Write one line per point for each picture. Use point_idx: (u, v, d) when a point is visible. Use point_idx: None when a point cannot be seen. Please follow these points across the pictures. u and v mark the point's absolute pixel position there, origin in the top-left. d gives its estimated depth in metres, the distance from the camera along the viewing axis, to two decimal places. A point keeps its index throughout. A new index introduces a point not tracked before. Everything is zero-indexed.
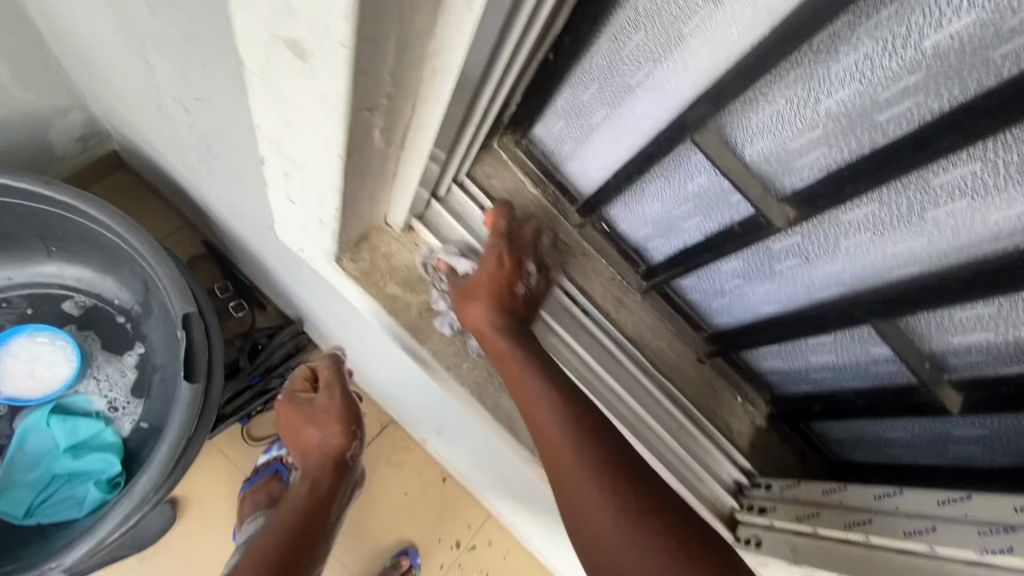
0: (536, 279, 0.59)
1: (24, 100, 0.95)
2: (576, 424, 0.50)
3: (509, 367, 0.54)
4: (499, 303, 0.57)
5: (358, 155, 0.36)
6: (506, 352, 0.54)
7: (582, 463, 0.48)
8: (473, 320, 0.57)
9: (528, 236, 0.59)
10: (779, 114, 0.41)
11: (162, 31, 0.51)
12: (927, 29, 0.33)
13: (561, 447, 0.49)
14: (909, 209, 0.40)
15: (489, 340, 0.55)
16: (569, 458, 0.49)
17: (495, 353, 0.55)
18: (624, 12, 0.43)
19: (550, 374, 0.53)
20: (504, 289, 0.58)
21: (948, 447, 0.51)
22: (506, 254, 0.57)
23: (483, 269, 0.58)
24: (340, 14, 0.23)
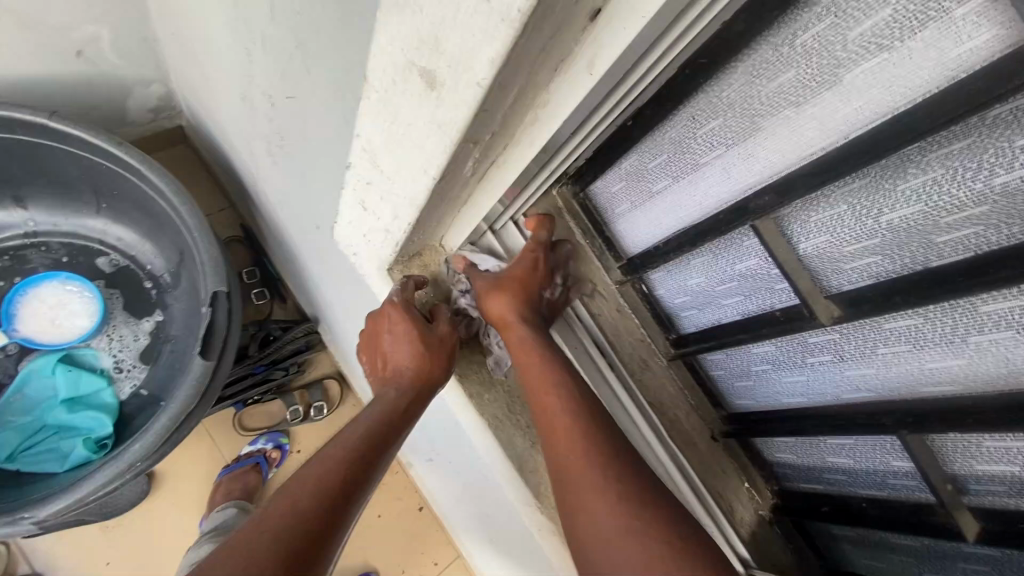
0: (559, 292, 0.64)
1: (114, 64, 1.01)
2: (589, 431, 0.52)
3: (526, 360, 0.57)
4: (526, 302, 0.60)
5: (448, 180, 0.38)
6: (524, 346, 0.58)
7: (601, 474, 0.49)
8: (494, 313, 0.61)
9: (559, 255, 0.62)
10: (839, 217, 0.43)
11: (275, 32, 0.55)
12: (999, 168, 0.35)
13: (568, 438, 0.52)
14: (954, 330, 0.42)
15: (511, 336, 0.59)
16: (574, 449, 0.51)
17: (514, 349, 0.59)
18: (706, 98, 0.46)
19: (568, 383, 0.55)
20: (532, 292, 0.60)
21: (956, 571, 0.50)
22: (540, 261, 0.59)
23: (514, 268, 0.60)
24: (486, 61, 0.26)
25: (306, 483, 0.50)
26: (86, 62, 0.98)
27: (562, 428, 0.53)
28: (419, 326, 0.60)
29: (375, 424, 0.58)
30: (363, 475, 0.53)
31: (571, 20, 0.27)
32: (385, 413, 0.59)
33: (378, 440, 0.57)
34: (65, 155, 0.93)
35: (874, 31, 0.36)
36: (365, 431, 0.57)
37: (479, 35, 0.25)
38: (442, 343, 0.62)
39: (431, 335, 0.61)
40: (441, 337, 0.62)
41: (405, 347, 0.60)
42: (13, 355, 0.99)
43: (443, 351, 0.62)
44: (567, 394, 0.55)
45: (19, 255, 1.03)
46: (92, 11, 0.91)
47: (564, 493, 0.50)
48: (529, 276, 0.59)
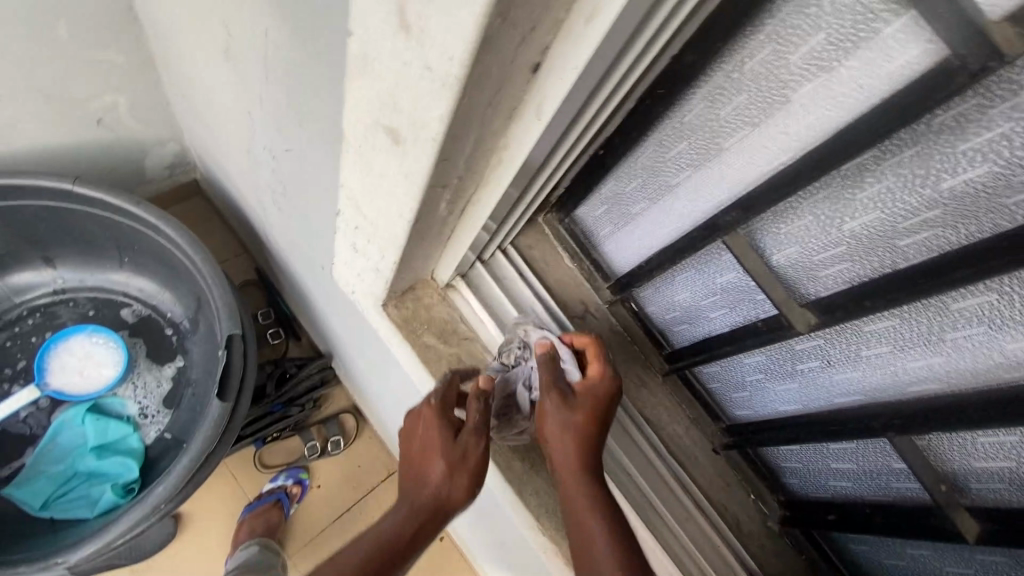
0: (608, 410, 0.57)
1: (132, 128, 1.08)
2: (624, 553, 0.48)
3: (568, 476, 0.52)
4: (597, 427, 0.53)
5: (423, 221, 0.41)
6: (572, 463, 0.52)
7: None
8: (541, 418, 0.54)
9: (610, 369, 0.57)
10: (807, 228, 0.45)
11: (271, 93, 0.60)
12: (944, 173, 0.37)
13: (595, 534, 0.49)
14: (930, 330, 0.43)
15: (559, 452, 0.52)
16: (603, 549, 0.48)
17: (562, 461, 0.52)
18: (671, 124, 0.49)
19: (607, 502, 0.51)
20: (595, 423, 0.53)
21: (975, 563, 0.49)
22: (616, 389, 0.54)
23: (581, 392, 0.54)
24: (437, 120, 0.29)
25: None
26: (106, 128, 1.04)
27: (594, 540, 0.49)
28: (448, 434, 0.55)
29: (381, 546, 0.54)
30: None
31: (512, 76, 0.30)
32: (396, 531, 0.54)
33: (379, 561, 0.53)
34: (89, 216, 0.99)
35: (813, 54, 0.38)
36: (371, 550, 0.54)
37: (428, 97, 0.28)
38: (472, 446, 0.54)
39: (467, 431, 0.54)
40: (464, 450, 0.54)
41: (430, 464, 0.55)
42: (44, 407, 1.03)
43: (471, 460, 0.54)
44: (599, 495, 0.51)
45: (49, 311, 1.09)
46: (110, 83, 0.98)
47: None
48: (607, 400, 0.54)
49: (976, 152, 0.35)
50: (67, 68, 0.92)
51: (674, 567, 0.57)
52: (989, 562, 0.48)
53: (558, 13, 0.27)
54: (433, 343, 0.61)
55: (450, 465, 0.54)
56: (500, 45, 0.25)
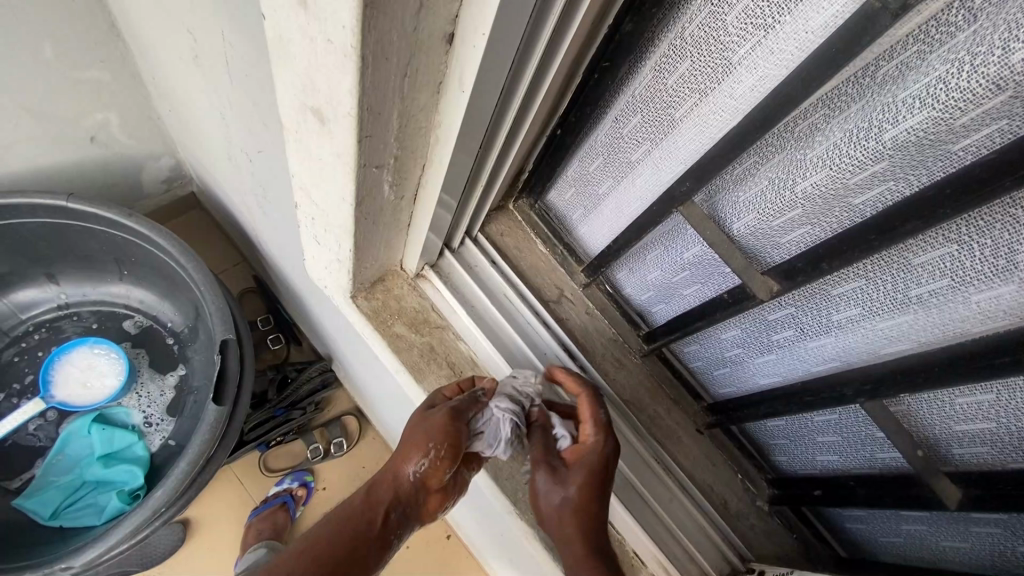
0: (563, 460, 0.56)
1: (125, 144, 1.11)
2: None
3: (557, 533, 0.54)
4: (587, 502, 0.52)
5: (368, 204, 0.41)
6: (570, 538, 0.52)
7: None
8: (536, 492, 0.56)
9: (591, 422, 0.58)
10: (763, 192, 0.44)
11: (236, 95, 0.61)
12: (886, 124, 0.35)
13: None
14: (895, 288, 0.41)
15: (558, 529, 0.53)
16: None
17: (559, 535, 0.53)
18: (624, 98, 0.49)
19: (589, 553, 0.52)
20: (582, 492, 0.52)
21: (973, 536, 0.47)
22: (609, 456, 0.53)
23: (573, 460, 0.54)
24: (347, 92, 0.29)
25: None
26: (99, 145, 1.07)
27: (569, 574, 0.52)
28: (426, 413, 0.54)
29: (358, 525, 0.56)
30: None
31: (424, 45, 0.30)
32: (372, 507, 0.56)
33: (348, 531, 0.56)
34: (85, 230, 1.01)
35: (747, 12, 0.37)
36: (349, 526, 0.56)
37: (335, 70, 0.28)
38: (453, 425, 0.52)
39: (446, 410, 0.53)
40: (432, 427, 0.53)
41: (407, 447, 0.55)
42: (52, 419, 1.06)
43: (448, 442, 0.53)
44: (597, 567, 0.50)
45: (55, 326, 1.12)
46: (100, 100, 1.01)
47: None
48: (596, 473, 0.52)
49: (916, 98, 0.33)
50: (56, 88, 0.95)
51: (657, 548, 0.56)
52: (985, 533, 0.45)
53: None
54: (404, 333, 0.61)
55: (417, 436, 0.54)
56: (392, 11, 0.25)
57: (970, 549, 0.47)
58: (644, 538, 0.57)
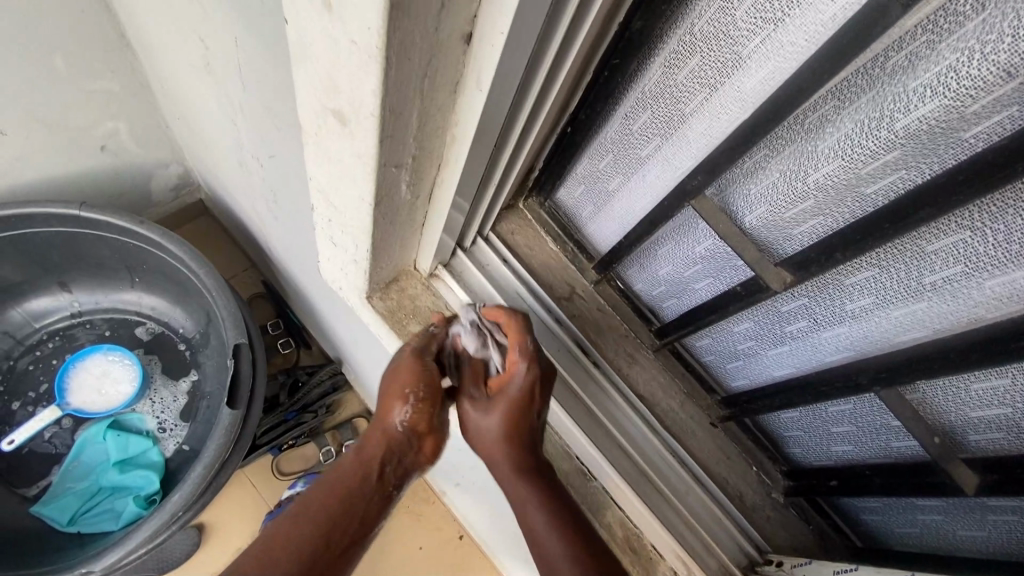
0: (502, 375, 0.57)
1: (136, 153, 1.12)
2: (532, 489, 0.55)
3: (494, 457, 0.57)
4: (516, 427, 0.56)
5: (385, 204, 0.42)
6: (499, 461, 0.56)
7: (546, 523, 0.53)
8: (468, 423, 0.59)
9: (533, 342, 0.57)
10: (775, 184, 0.44)
11: (249, 100, 0.62)
12: (898, 113, 0.35)
13: (532, 517, 0.54)
14: (909, 275, 0.41)
15: (493, 457, 0.57)
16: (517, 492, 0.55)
17: (490, 458, 0.57)
18: (634, 94, 0.49)
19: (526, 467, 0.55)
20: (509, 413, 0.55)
21: (990, 525, 0.47)
22: (534, 384, 0.55)
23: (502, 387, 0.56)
24: (370, 93, 0.29)
25: (286, 546, 0.51)
26: (110, 154, 1.08)
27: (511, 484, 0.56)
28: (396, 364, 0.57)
29: (353, 480, 0.55)
30: (350, 531, 0.54)
31: (442, 45, 0.30)
32: (364, 462, 0.56)
33: (346, 488, 0.55)
34: (98, 238, 1.03)
35: (757, 6, 0.38)
36: (344, 483, 0.55)
37: (358, 71, 0.29)
38: (422, 365, 0.56)
39: (411, 352, 0.57)
40: (403, 374, 0.56)
41: (387, 397, 0.57)
42: (67, 426, 1.07)
43: (424, 382, 0.56)
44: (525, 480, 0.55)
45: (68, 334, 1.13)
46: (110, 110, 1.02)
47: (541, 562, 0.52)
48: (524, 398, 0.55)
49: (927, 87, 0.34)
50: (67, 99, 0.96)
51: (673, 540, 0.57)
52: (1002, 522, 0.46)
53: None
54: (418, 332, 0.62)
55: (391, 387, 0.56)
56: (414, 11, 0.25)
57: (988, 538, 0.47)
58: (662, 530, 0.57)
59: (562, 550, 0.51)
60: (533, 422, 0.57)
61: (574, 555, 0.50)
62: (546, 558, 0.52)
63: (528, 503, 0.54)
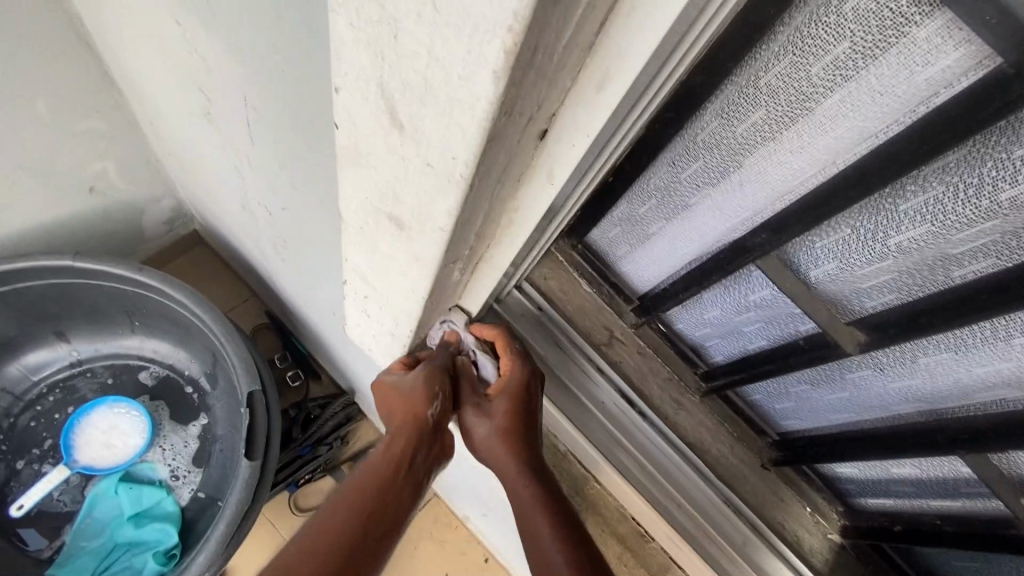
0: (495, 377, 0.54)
1: (125, 191, 1.07)
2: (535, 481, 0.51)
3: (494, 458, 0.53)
4: (513, 429, 0.52)
5: (436, 293, 0.38)
6: (498, 452, 0.53)
7: (548, 523, 0.49)
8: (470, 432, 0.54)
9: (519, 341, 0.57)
10: (845, 243, 0.42)
11: (259, 155, 0.57)
12: (1002, 182, 0.33)
13: (528, 513, 0.50)
14: (997, 336, 0.39)
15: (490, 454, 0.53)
16: (520, 483, 0.52)
17: (488, 453, 0.54)
18: (681, 144, 0.46)
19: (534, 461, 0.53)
20: (512, 419, 0.52)
21: None
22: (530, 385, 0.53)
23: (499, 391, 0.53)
24: (443, 213, 0.26)
25: (320, 554, 0.43)
26: (99, 195, 1.03)
27: (513, 477, 0.52)
28: (409, 380, 0.52)
29: (385, 476, 0.51)
30: (382, 534, 0.48)
31: (519, 151, 0.27)
32: (393, 462, 0.52)
33: (376, 493, 0.50)
34: (94, 286, 0.97)
35: (836, 64, 0.34)
36: (374, 484, 0.50)
37: (431, 192, 0.25)
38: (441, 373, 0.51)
39: (428, 365, 0.52)
40: (421, 388, 0.51)
41: (410, 402, 0.52)
42: (77, 482, 1.03)
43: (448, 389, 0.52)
44: (525, 469, 0.52)
45: (68, 384, 1.08)
46: (97, 150, 0.96)
47: (533, 561, 0.48)
48: (522, 400, 0.53)
49: None
50: (50, 144, 0.89)
51: None
52: None
53: (563, 84, 0.24)
54: None
55: (413, 400, 0.51)
56: (506, 134, 0.22)
57: None
58: None
59: (555, 547, 0.47)
60: (530, 421, 0.54)
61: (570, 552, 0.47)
62: (540, 555, 0.48)
63: (522, 488, 0.51)
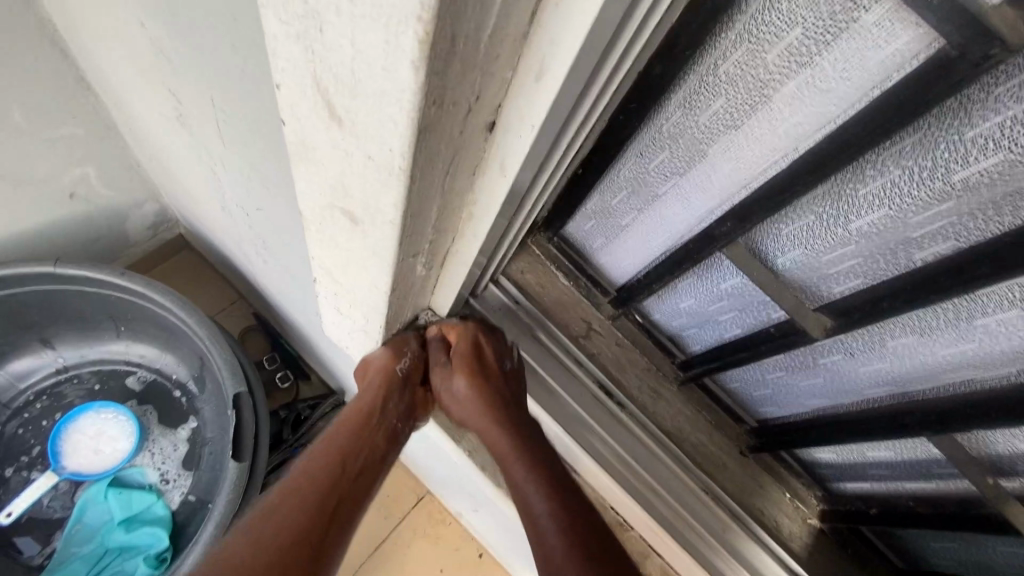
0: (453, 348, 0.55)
1: (105, 196, 1.06)
2: (515, 437, 0.53)
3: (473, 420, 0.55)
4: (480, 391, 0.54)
5: (401, 288, 0.38)
6: (475, 413, 0.54)
7: (530, 473, 0.50)
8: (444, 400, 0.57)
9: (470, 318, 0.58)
10: (809, 228, 0.42)
11: (230, 156, 0.57)
12: (954, 164, 0.33)
13: (512, 466, 0.52)
14: (959, 317, 0.39)
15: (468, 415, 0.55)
16: (501, 440, 0.53)
17: (467, 415, 0.55)
18: (648, 134, 0.46)
19: (512, 417, 0.54)
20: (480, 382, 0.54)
21: None
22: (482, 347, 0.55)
23: (459, 359, 0.55)
24: (390, 206, 0.26)
25: (294, 503, 0.44)
26: (80, 201, 1.02)
27: (494, 434, 0.53)
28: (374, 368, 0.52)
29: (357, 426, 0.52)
30: (355, 483, 0.49)
31: (465, 143, 0.27)
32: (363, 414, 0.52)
33: (348, 444, 0.50)
34: (77, 292, 0.97)
35: (791, 49, 0.34)
36: (344, 436, 0.51)
37: (377, 186, 0.25)
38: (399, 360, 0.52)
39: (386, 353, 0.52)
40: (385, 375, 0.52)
41: (377, 377, 0.52)
42: (66, 489, 1.03)
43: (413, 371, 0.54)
44: (504, 426, 0.53)
45: (55, 391, 1.08)
46: (74, 156, 0.95)
47: (521, 510, 0.50)
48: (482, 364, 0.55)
49: (987, 139, 0.31)
50: (26, 150, 0.89)
51: None
52: None
53: (503, 75, 0.24)
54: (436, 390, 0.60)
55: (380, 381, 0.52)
56: (443, 125, 0.22)
57: None
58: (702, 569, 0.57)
59: (540, 497, 0.49)
60: (498, 383, 0.56)
61: (554, 498, 0.48)
62: (526, 504, 0.49)
63: (503, 444, 0.53)
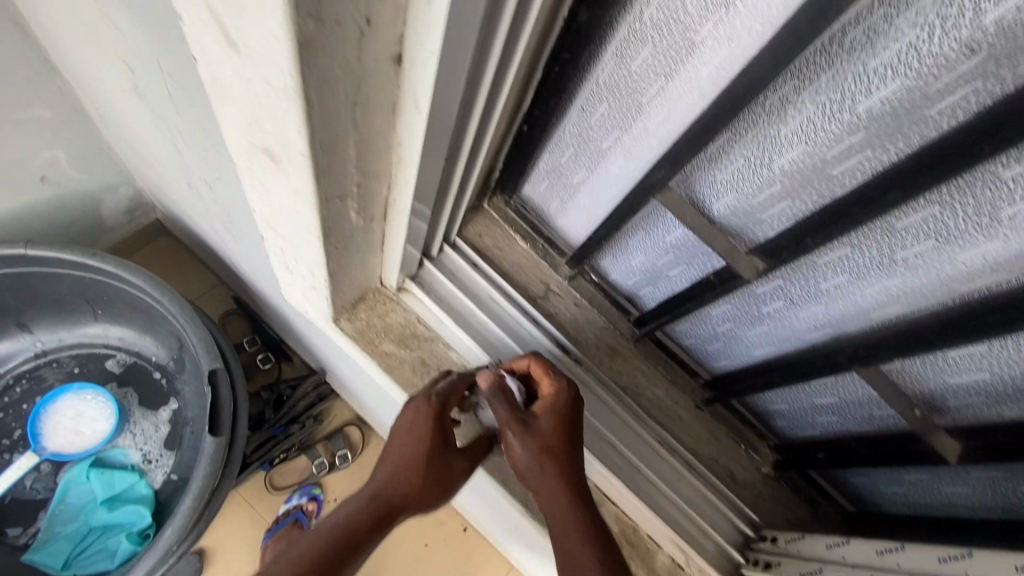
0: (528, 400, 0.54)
1: (76, 179, 1.06)
2: (563, 488, 0.49)
3: (531, 474, 0.50)
4: (551, 445, 0.51)
5: (336, 236, 0.40)
6: (536, 466, 0.50)
7: (575, 529, 0.48)
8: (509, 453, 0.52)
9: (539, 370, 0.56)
10: (739, 172, 0.43)
11: (183, 122, 0.58)
12: (860, 95, 0.34)
13: (559, 521, 0.48)
14: (882, 253, 0.40)
15: (529, 472, 0.51)
16: (552, 492, 0.49)
17: (525, 468, 0.51)
18: (587, 86, 0.47)
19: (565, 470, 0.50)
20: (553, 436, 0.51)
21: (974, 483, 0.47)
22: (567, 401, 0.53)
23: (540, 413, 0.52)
24: (296, 132, 0.27)
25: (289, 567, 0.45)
26: (51, 185, 1.02)
27: (542, 486, 0.50)
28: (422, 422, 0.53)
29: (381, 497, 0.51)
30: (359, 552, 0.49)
31: (370, 73, 0.28)
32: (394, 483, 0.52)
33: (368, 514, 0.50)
34: (50, 275, 0.98)
35: None
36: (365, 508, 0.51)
37: (281, 113, 0.26)
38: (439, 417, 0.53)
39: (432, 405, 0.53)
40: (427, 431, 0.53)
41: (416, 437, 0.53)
42: (48, 470, 1.04)
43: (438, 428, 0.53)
44: (558, 481, 0.50)
45: (35, 375, 1.09)
46: (44, 138, 0.95)
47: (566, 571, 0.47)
48: (564, 418, 0.52)
49: (888, 67, 0.32)
50: None
51: (670, 529, 0.57)
52: (985, 480, 0.46)
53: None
54: (393, 351, 0.61)
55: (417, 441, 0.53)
56: (330, 44, 0.23)
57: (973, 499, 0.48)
58: (657, 517, 0.57)
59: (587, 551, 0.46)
60: (570, 439, 0.52)
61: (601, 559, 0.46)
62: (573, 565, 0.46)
63: (555, 499, 0.49)
